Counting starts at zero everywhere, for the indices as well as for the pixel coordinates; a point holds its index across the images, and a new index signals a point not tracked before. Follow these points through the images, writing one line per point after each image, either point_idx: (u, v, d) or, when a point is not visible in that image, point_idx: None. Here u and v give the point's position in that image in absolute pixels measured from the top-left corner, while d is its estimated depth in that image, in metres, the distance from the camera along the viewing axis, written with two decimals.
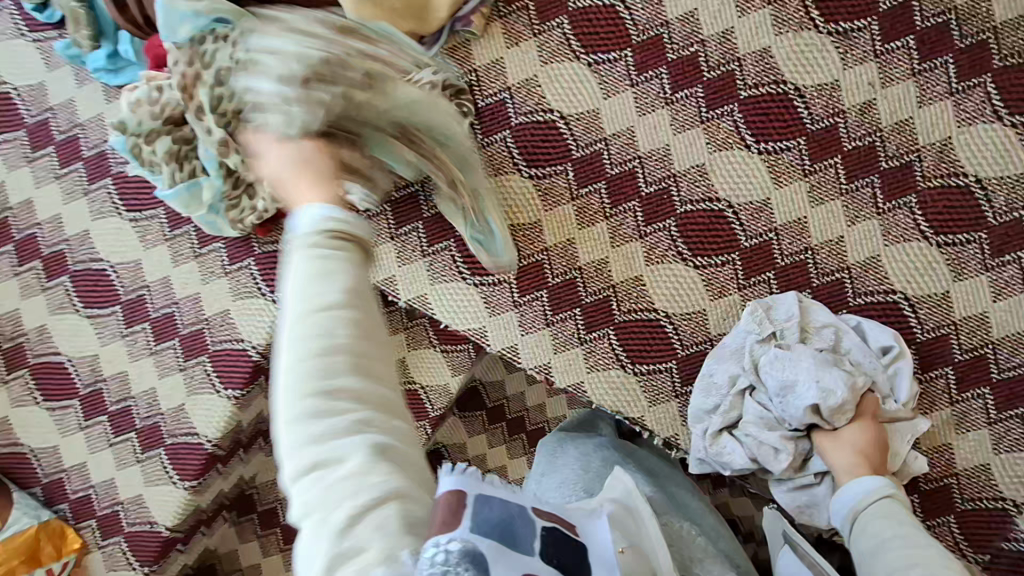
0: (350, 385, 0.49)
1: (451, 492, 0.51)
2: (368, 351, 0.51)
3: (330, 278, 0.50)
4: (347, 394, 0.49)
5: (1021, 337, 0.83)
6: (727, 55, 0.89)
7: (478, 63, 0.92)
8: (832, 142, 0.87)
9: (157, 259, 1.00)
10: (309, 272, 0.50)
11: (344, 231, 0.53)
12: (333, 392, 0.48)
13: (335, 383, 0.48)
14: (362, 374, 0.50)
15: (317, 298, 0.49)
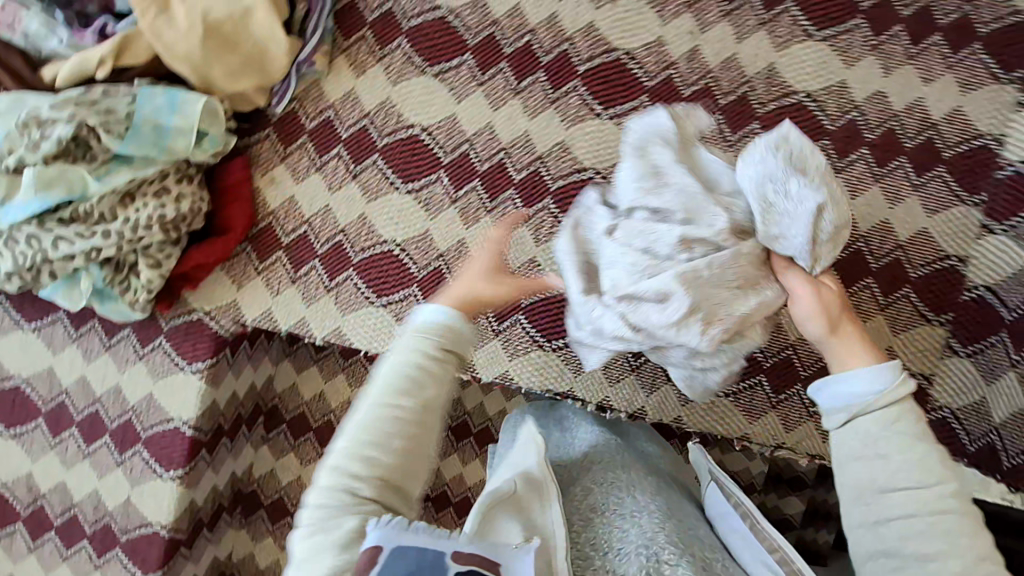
0: (414, 462, 0.59)
1: (371, 546, 0.51)
2: (424, 442, 0.59)
3: (411, 379, 0.58)
4: (370, 498, 0.56)
5: (884, 225, 0.93)
6: (557, 37, 0.95)
7: (333, 99, 0.97)
8: (671, 92, 0.95)
9: (69, 361, 1.03)
10: (403, 359, 0.59)
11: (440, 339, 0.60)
12: (367, 481, 0.56)
13: (373, 472, 0.57)
14: (407, 466, 0.57)
15: (391, 389, 0.58)
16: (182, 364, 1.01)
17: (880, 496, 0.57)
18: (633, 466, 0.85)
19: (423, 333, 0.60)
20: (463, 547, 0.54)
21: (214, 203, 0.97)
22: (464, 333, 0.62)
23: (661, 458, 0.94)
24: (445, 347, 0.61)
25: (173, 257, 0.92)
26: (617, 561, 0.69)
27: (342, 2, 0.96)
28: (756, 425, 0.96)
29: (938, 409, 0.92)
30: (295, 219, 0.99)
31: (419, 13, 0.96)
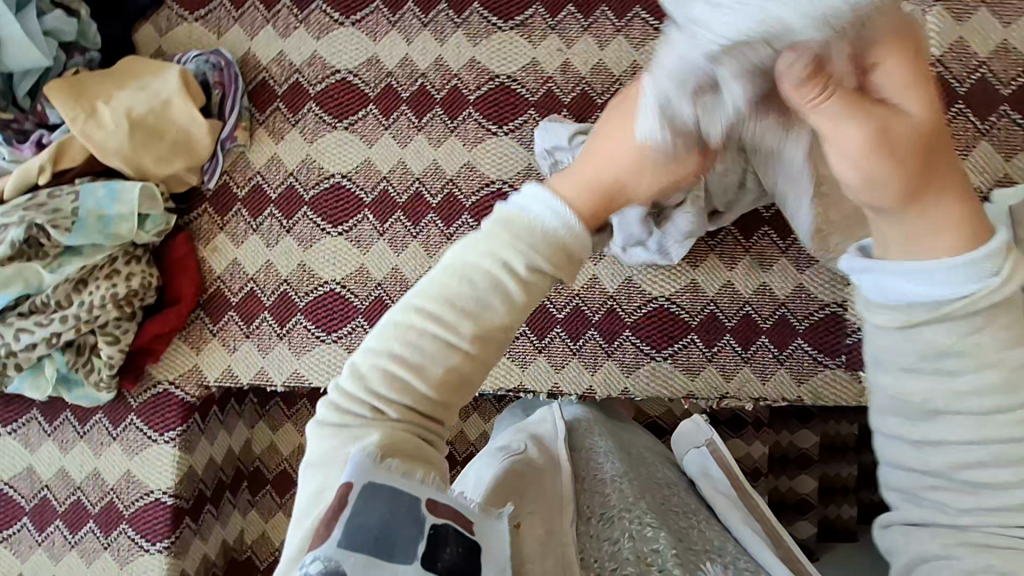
0: (453, 393, 0.53)
1: (341, 485, 0.46)
2: (472, 378, 0.53)
3: (502, 295, 0.52)
4: (400, 397, 0.52)
5: None
6: (446, 76, 1.08)
7: (258, 166, 1.08)
8: (555, 101, 1.05)
9: (47, 455, 1.08)
10: (491, 274, 0.52)
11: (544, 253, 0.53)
12: (402, 387, 0.52)
13: (412, 379, 0.52)
14: (445, 391, 0.52)
15: (450, 302, 0.52)
16: (155, 436, 1.06)
17: (932, 416, 0.54)
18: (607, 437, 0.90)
19: (508, 229, 0.53)
20: (439, 498, 0.48)
21: (163, 277, 1.05)
22: (542, 262, 0.52)
23: (633, 431, 1.01)
24: (529, 278, 0.53)
25: (130, 331, 0.99)
26: (600, 524, 0.71)
27: (253, 83, 1.09)
28: (698, 381, 1.02)
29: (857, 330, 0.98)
30: (239, 279, 1.07)
31: (322, 79, 1.09)
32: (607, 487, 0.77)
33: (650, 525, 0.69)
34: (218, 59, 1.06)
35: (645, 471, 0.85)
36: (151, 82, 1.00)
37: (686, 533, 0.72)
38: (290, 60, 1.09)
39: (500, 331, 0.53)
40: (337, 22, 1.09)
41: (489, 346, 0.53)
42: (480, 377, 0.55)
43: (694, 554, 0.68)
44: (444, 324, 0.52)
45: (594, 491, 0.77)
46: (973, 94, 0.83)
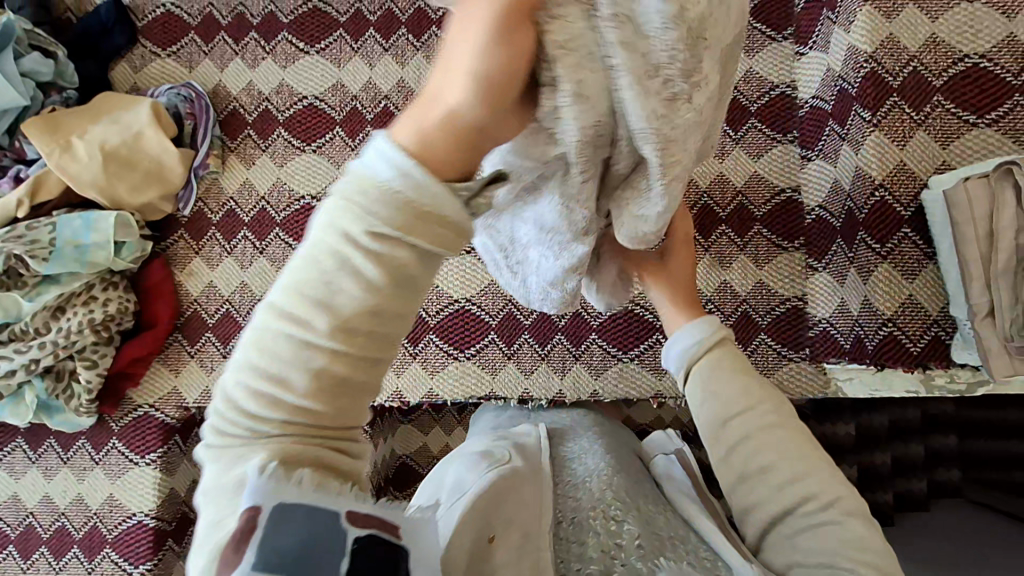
0: (337, 400, 0.40)
1: (244, 511, 0.36)
2: (353, 373, 0.40)
3: (354, 271, 0.38)
4: (279, 411, 0.40)
5: (721, 178, 1.05)
6: (408, 96, 1.12)
7: (231, 191, 1.12)
8: None
9: (32, 482, 1.10)
10: (333, 256, 0.39)
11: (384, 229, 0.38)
12: (274, 400, 0.40)
13: (279, 390, 0.40)
14: (325, 397, 0.40)
15: (298, 291, 0.39)
16: (136, 458, 1.08)
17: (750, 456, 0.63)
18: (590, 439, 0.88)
19: (351, 186, 0.38)
20: (362, 505, 0.39)
21: (140, 301, 1.08)
22: (390, 224, 0.37)
23: (612, 427, 0.98)
24: (380, 249, 0.38)
25: (108, 355, 1.02)
26: (571, 528, 0.68)
27: (224, 113, 1.14)
28: (665, 379, 1.03)
29: (818, 324, 0.98)
30: (215, 300, 1.10)
31: (289, 106, 1.13)
32: (579, 489, 0.75)
33: (617, 512, 0.70)
34: (189, 90, 1.11)
35: (627, 469, 0.82)
36: (125, 116, 1.06)
37: (652, 524, 0.70)
38: (259, 89, 1.14)
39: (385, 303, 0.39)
40: (302, 51, 1.14)
41: (367, 334, 0.40)
42: (371, 371, 0.41)
43: (658, 546, 0.65)
44: (295, 322, 0.39)
45: (568, 492, 0.75)
46: (907, 86, 0.86)
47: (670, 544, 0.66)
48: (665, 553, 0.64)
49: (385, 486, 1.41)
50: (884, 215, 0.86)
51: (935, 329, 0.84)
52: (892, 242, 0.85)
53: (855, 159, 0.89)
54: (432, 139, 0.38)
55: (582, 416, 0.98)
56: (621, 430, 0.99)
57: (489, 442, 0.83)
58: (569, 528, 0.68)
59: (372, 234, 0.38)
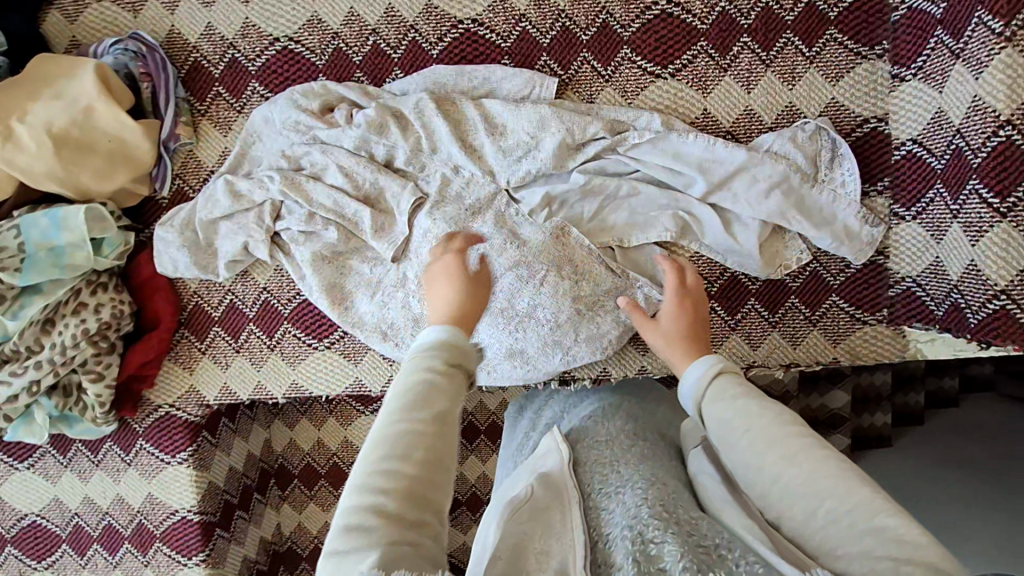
0: (398, 483, 0.48)
1: None
2: (439, 476, 0.50)
3: (439, 391, 0.53)
4: (392, 494, 0.47)
5: (791, 108, 0.87)
6: (400, 29, 0.92)
7: (211, 164, 0.97)
8: (531, 47, 0.90)
9: (69, 485, 1.08)
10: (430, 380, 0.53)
11: (451, 355, 0.56)
12: (390, 486, 0.48)
13: (393, 473, 0.48)
14: (434, 477, 0.50)
15: (413, 404, 0.52)
16: (168, 458, 1.06)
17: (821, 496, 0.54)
18: (626, 438, 0.80)
19: (421, 353, 0.55)
20: None
21: (136, 302, 0.98)
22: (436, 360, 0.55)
23: (657, 415, 0.88)
24: (452, 367, 0.55)
25: (113, 365, 0.93)
26: (605, 551, 0.61)
27: (186, 67, 0.95)
28: (721, 351, 0.93)
29: (901, 281, 0.87)
30: (216, 292, 0.99)
31: (261, 51, 0.94)
32: (613, 501, 0.67)
33: (654, 529, 0.59)
34: (138, 44, 0.91)
35: (655, 465, 0.73)
36: (69, 87, 0.87)
37: (691, 526, 0.60)
38: (221, 34, 0.94)
39: (454, 400, 0.54)
40: None
41: (446, 422, 0.52)
42: (439, 481, 0.50)
43: (706, 562, 0.53)
44: (414, 398, 0.52)
45: (599, 505, 0.68)
46: None
47: (718, 557, 0.54)
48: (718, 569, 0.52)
49: None
50: (1006, 160, 0.68)
51: None
52: (1013, 197, 0.69)
53: (972, 86, 0.72)
54: (457, 356, 0.56)
55: (615, 395, 0.92)
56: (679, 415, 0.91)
57: (519, 479, 0.77)
58: (602, 553, 0.61)
59: (439, 367, 0.54)
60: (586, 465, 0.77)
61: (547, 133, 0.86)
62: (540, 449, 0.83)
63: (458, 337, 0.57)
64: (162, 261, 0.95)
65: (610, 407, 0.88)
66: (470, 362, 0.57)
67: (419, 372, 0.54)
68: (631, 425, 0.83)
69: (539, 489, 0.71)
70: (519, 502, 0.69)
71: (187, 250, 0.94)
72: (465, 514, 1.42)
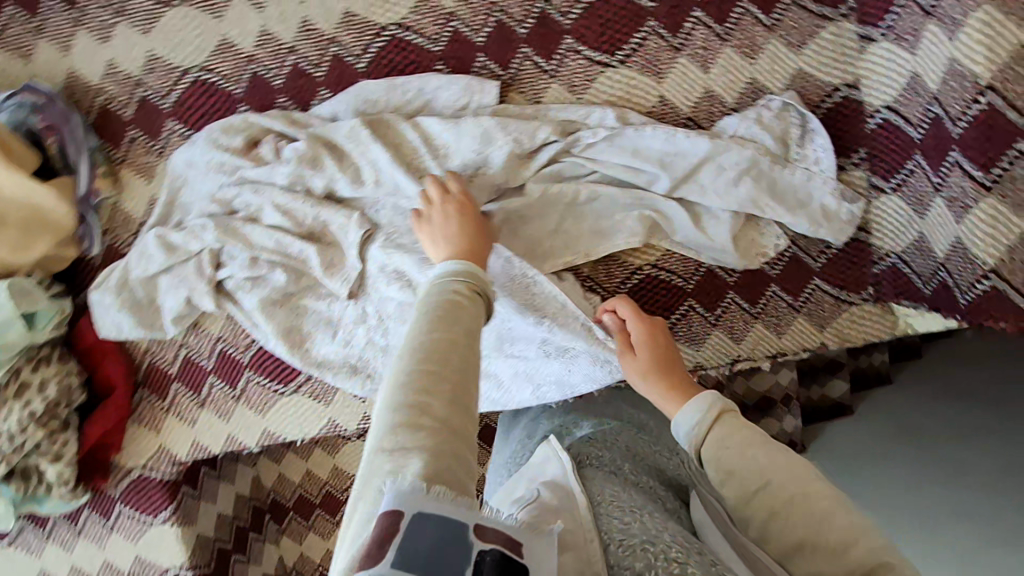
0: (439, 381, 0.47)
1: (386, 512, 0.38)
2: (470, 378, 0.49)
3: (461, 308, 0.54)
4: (426, 388, 0.46)
5: (754, 84, 0.80)
6: (320, 44, 0.83)
7: (140, 215, 0.89)
8: (465, 48, 0.82)
9: (54, 557, 1.04)
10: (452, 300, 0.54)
11: (467, 282, 0.57)
12: (423, 381, 0.47)
13: (424, 370, 0.48)
14: (465, 376, 0.49)
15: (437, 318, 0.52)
16: (149, 519, 1.02)
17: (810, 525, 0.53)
18: (623, 462, 0.73)
19: (440, 282, 0.57)
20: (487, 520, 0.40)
21: (84, 369, 0.92)
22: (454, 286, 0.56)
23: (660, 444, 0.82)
24: (470, 293, 0.56)
25: (70, 441, 0.89)
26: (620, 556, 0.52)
27: (93, 112, 0.87)
28: (704, 350, 0.88)
29: (886, 257, 0.81)
30: (169, 348, 0.93)
31: (172, 85, 0.85)
32: (627, 512, 0.58)
33: (676, 550, 0.51)
34: (33, 94, 0.83)
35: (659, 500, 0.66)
36: None
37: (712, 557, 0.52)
38: (126, 72, 0.85)
39: (475, 321, 0.54)
40: (162, 5, 0.83)
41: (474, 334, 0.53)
42: (474, 389, 0.49)
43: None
44: (440, 315, 0.52)
45: (612, 511, 0.59)
46: None
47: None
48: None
49: None
50: (988, 128, 0.62)
51: None
52: (999, 168, 0.63)
53: (948, 49, 0.65)
54: (473, 282, 0.58)
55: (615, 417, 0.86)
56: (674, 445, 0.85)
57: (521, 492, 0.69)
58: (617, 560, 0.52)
59: (457, 292, 0.56)
60: (595, 477, 0.68)
61: (494, 146, 0.79)
62: (539, 457, 0.75)
63: (474, 267, 0.60)
64: (104, 325, 0.88)
65: (614, 431, 0.81)
66: (484, 292, 0.58)
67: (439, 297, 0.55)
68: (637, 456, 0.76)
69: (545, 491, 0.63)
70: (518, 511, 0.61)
71: (128, 312, 0.87)
72: None
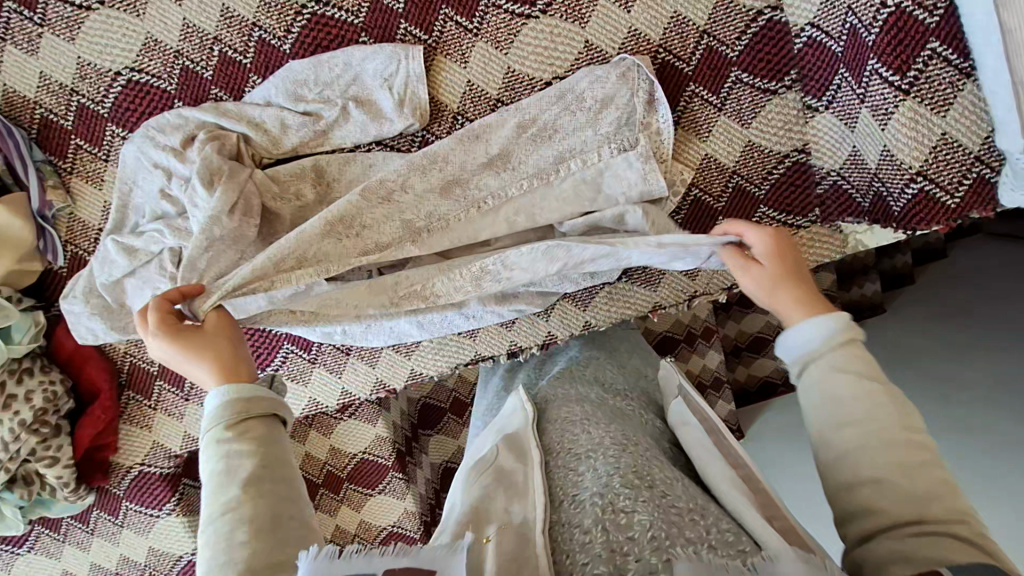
0: (254, 539, 0.50)
1: None
2: (277, 516, 0.53)
3: (241, 451, 0.55)
4: (242, 548, 0.50)
5: (678, 18, 0.79)
6: (244, 31, 0.83)
7: (97, 222, 0.92)
8: (386, 16, 0.81)
9: (73, 557, 1.10)
10: (233, 447, 0.55)
11: (239, 414, 0.57)
12: (233, 550, 0.50)
13: (231, 540, 0.50)
14: (273, 521, 0.52)
15: (222, 476, 0.54)
16: (156, 512, 1.06)
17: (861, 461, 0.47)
18: (585, 387, 0.78)
19: (210, 426, 0.57)
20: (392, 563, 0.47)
21: (70, 376, 0.96)
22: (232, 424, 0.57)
23: (628, 369, 0.85)
24: (244, 429, 0.57)
25: (64, 445, 0.93)
26: (572, 510, 0.57)
27: (35, 126, 0.88)
28: (661, 289, 0.90)
29: (826, 177, 0.80)
30: (147, 348, 0.96)
31: (106, 89, 0.86)
32: (583, 461, 0.62)
33: (625, 497, 0.54)
34: None
35: (631, 422, 0.69)
36: None
37: (664, 487, 0.57)
38: (60, 82, 0.86)
39: (268, 451, 0.56)
40: (82, 10, 0.83)
41: (268, 470, 0.55)
42: (289, 517, 0.53)
43: (676, 526, 0.51)
44: (226, 473, 0.54)
45: (569, 462, 0.63)
46: None
47: (690, 521, 0.52)
48: (685, 534, 0.50)
49: (415, 432, 1.42)
50: (900, 31, 0.62)
51: (976, 169, 0.64)
52: (914, 71, 0.63)
53: None
54: (251, 410, 0.58)
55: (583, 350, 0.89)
56: (646, 368, 0.87)
57: (483, 445, 0.73)
58: (569, 510, 0.56)
59: (236, 431, 0.57)
60: (557, 420, 0.72)
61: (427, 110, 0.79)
62: (508, 410, 0.79)
63: (238, 390, 0.59)
64: (79, 332, 0.91)
65: (582, 363, 0.84)
66: (267, 410, 0.59)
67: (219, 447, 0.55)
68: (601, 386, 0.78)
69: (505, 453, 0.67)
70: (484, 470, 0.66)
71: (100, 317, 0.90)
72: None
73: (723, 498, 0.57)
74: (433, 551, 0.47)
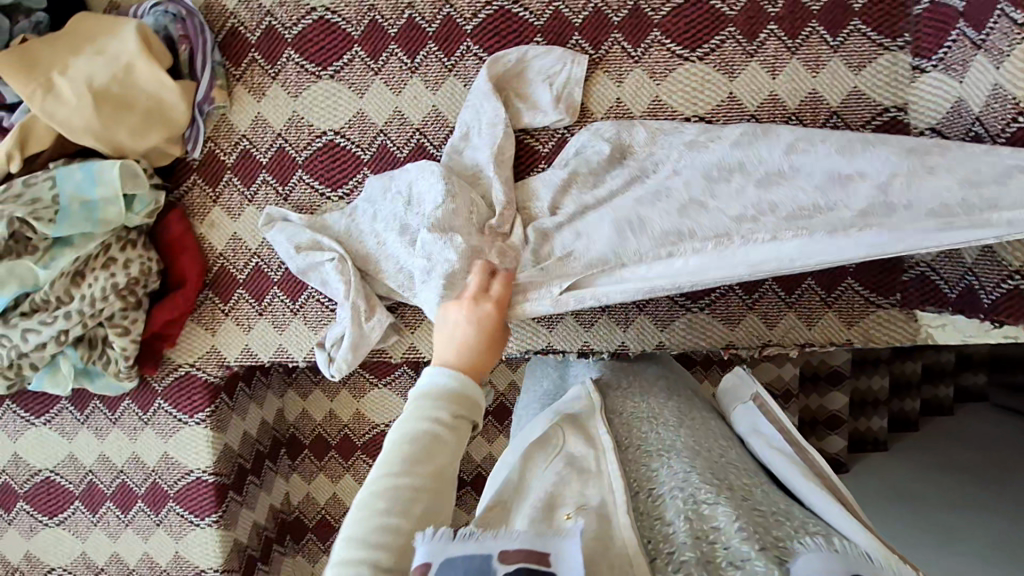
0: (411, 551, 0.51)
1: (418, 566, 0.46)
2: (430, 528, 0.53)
3: (438, 449, 0.55)
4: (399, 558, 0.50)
5: (814, 97, 0.90)
6: (436, 5, 0.94)
7: (242, 129, 0.99)
8: (564, 25, 0.92)
9: (85, 442, 1.09)
10: (433, 443, 0.55)
11: (457, 405, 0.58)
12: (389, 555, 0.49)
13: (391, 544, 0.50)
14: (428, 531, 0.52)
15: (410, 463, 0.53)
16: (186, 418, 1.06)
17: None
18: (660, 395, 0.80)
19: (429, 402, 0.57)
20: (509, 545, 0.48)
21: (162, 259, 0.99)
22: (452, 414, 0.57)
23: (676, 385, 0.86)
24: (453, 423, 0.57)
25: (139, 321, 0.96)
26: (651, 503, 0.58)
27: (222, 32, 0.97)
28: (738, 330, 0.95)
29: (915, 266, 0.87)
30: (242, 255, 1.00)
31: (298, 19, 0.96)
32: (657, 457, 0.63)
33: (708, 491, 0.55)
34: (177, 7, 0.93)
35: (707, 434, 0.69)
36: (110, 45, 0.88)
37: (745, 492, 0.57)
38: (259, 1, 0.96)
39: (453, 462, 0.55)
40: None
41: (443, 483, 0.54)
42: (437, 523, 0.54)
43: (762, 524, 0.52)
44: (419, 465, 0.53)
45: (638, 459, 0.65)
46: None
47: (774, 521, 0.53)
48: (773, 532, 0.51)
49: None
50: None
51: None
52: None
53: (993, 76, 0.75)
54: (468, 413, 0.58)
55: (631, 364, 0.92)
56: (701, 391, 0.91)
57: (539, 422, 0.73)
58: (649, 504, 0.58)
59: (449, 424, 0.56)
60: (620, 417, 0.74)
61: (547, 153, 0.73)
62: (568, 397, 0.79)
63: (466, 387, 0.59)
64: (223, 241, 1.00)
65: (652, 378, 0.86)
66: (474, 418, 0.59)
67: (427, 433, 0.55)
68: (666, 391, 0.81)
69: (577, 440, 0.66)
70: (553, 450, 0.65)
71: None
72: (469, 490, 1.43)
73: (809, 501, 0.59)
74: (549, 535, 0.49)
